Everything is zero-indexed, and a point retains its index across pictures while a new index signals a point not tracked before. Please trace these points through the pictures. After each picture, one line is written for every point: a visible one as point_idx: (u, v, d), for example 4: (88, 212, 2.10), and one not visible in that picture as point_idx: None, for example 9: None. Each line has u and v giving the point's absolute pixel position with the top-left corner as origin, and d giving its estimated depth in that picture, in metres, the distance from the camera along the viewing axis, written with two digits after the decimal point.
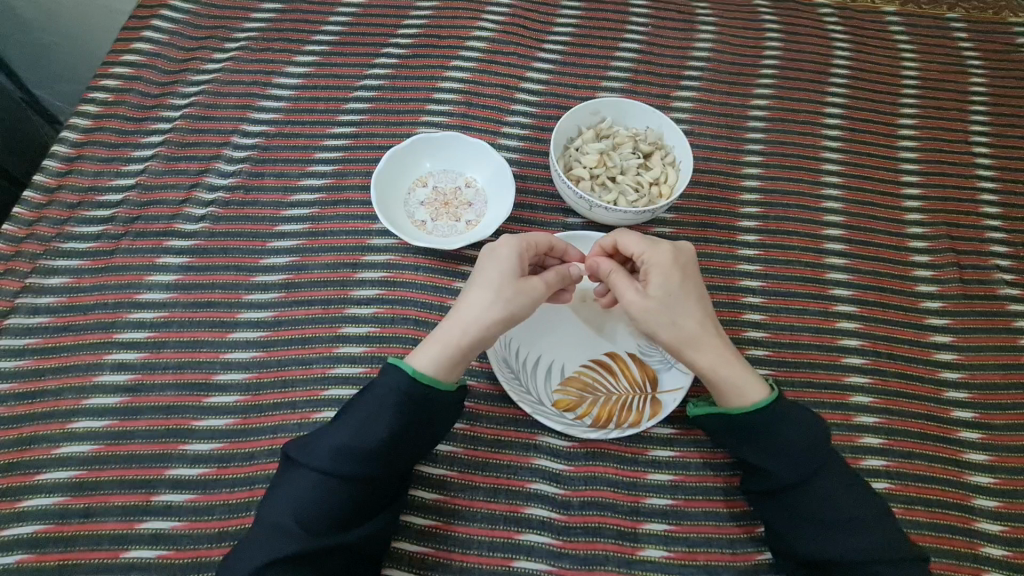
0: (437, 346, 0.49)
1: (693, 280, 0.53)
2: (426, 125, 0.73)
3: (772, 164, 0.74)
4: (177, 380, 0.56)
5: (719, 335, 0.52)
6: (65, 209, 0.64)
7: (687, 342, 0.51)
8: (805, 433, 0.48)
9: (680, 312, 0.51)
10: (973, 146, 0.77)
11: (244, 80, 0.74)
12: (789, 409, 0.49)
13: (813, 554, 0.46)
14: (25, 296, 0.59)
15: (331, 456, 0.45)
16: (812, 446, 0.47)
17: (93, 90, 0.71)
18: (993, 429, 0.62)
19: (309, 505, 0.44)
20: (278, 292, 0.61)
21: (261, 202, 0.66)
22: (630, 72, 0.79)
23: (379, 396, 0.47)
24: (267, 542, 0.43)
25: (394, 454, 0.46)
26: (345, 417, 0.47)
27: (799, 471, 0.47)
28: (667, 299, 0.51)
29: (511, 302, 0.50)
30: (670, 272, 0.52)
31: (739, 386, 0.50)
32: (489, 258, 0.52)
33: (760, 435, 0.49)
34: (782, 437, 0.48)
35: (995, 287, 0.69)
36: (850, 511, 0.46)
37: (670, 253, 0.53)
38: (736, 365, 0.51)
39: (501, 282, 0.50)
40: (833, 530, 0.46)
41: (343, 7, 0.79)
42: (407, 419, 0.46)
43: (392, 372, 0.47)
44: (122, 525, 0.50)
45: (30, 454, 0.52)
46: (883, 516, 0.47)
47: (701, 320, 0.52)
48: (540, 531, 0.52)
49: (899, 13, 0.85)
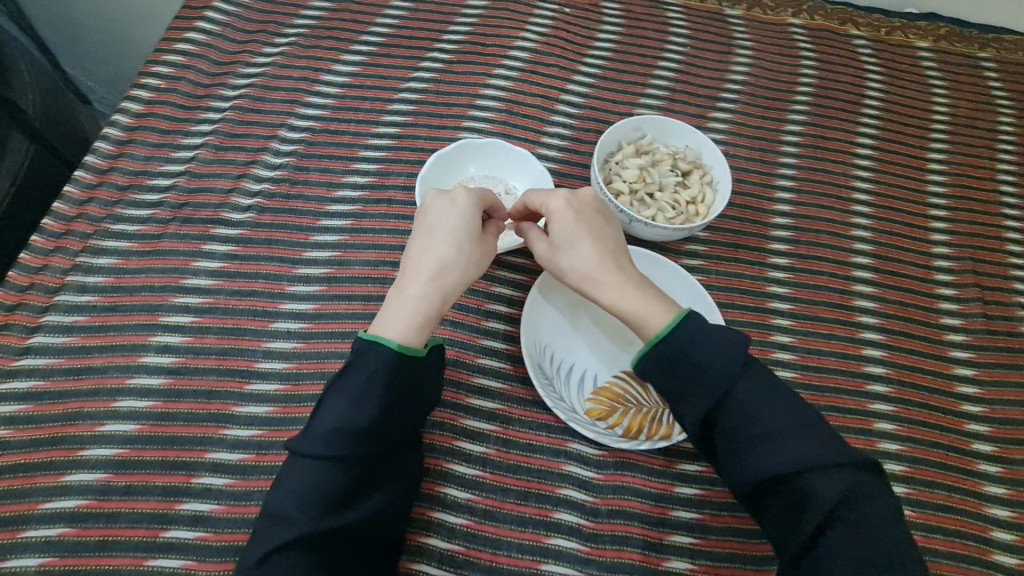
0: (405, 306, 0.50)
1: (590, 221, 0.54)
2: (467, 131, 0.75)
3: (804, 189, 0.76)
4: (219, 366, 0.57)
5: (619, 268, 0.53)
6: (115, 191, 0.65)
7: (592, 282, 0.53)
8: (717, 350, 0.47)
9: (580, 253, 0.53)
10: (1000, 184, 0.79)
11: (292, 75, 0.75)
12: (701, 325, 0.48)
13: (747, 473, 0.45)
14: (75, 274, 0.60)
15: (323, 439, 0.44)
16: (725, 359, 0.47)
17: (146, 76, 0.73)
18: (1013, 463, 0.63)
19: (311, 492, 0.43)
20: (320, 285, 0.62)
21: (305, 195, 0.68)
22: (669, 91, 0.80)
23: (363, 374, 0.46)
24: (275, 534, 0.43)
25: (385, 427, 0.46)
26: (331, 399, 0.46)
27: (717, 386, 0.46)
28: (565, 244, 0.54)
29: (477, 256, 0.54)
30: (564, 218, 0.54)
31: (642, 316, 0.51)
32: (444, 212, 0.54)
33: (679, 357, 0.48)
34: (698, 354, 0.47)
35: (1019, 323, 0.70)
36: (773, 422, 0.45)
37: (565, 199, 0.54)
38: (641, 296, 0.51)
39: (465, 238, 0.53)
40: (759, 444, 0.45)
41: (391, 10, 0.81)
42: (395, 392, 0.46)
43: (371, 348, 0.47)
44: (162, 505, 0.51)
45: (74, 430, 0.53)
46: (810, 422, 0.45)
47: (598, 259, 0.53)
48: (568, 537, 0.53)
49: (931, 49, 0.86)
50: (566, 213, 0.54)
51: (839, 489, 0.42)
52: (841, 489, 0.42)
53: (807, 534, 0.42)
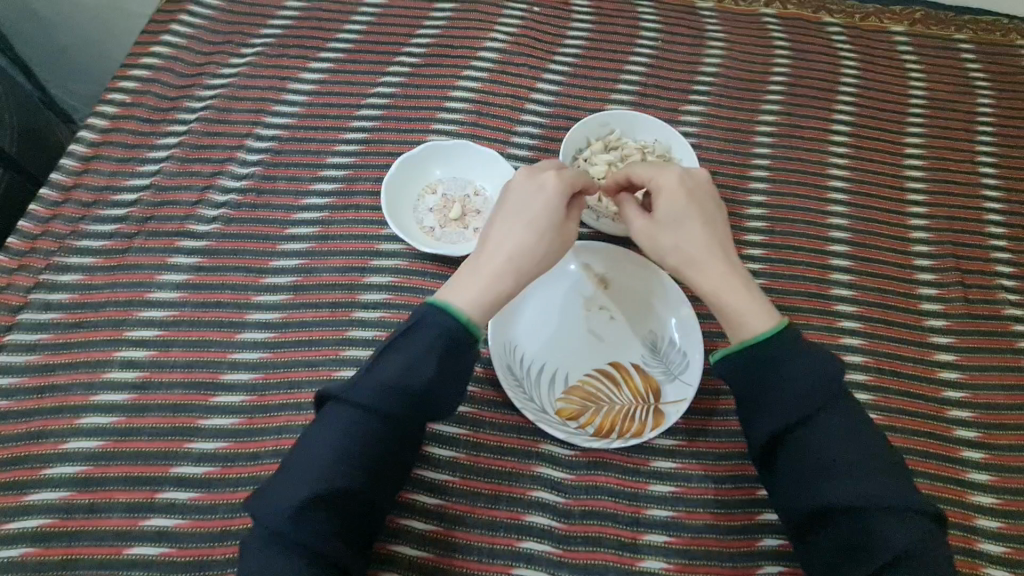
0: (478, 286, 0.49)
1: (701, 204, 0.53)
2: (436, 133, 0.74)
3: (778, 179, 0.75)
4: (184, 379, 0.57)
5: (725, 256, 0.52)
6: (80, 207, 0.65)
7: (692, 267, 0.51)
8: (813, 369, 0.45)
9: (685, 235, 0.52)
10: (979, 166, 0.78)
11: (259, 85, 0.75)
12: (800, 346, 0.47)
13: (813, 497, 0.43)
14: (39, 292, 0.60)
15: (372, 392, 0.44)
16: (821, 383, 0.44)
17: (112, 91, 0.73)
18: (996, 449, 0.62)
19: (346, 443, 0.43)
20: (286, 294, 0.62)
21: (272, 205, 0.67)
22: (640, 86, 0.80)
23: (424, 337, 0.46)
24: (295, 479, 0.42)
25: (433, 399, 0.45)
26: (387, 356, 0.45)
27: (806, 407, 0.44)
28: (671, 224, 0.52)
29: (554, 245, 0.52)
30: (675, 194, 0.52)
31: (743, 311, 0.49)
32: (532, 195, 0.53)
33: (768, 370, 0.46)
34: (788, 371, 0.45)
35: (1000, 306, 0.69)
36: (856, 453, 0.43)
37: (677, 176, 0.53)
38: (741, 290, 0.50)
39: (547, 226, 0.52)
40: (837, 473, 0.43)
41: (359, 15, 0.81)
42: (449, 366, 0.46)
43: (435, 312, 0.47)
44: (125, 522, 0.51)
45: (37, 449, 0.53)
46: (893, 465, 0.44)
47: (704, 244, 0.51)
48: (540, 540, 0.52)
49: (906, 34, 0.86)
50: (677, 192, 0.53)
51: (912, 536, 0.40)
52: (914, 538, 0.40)
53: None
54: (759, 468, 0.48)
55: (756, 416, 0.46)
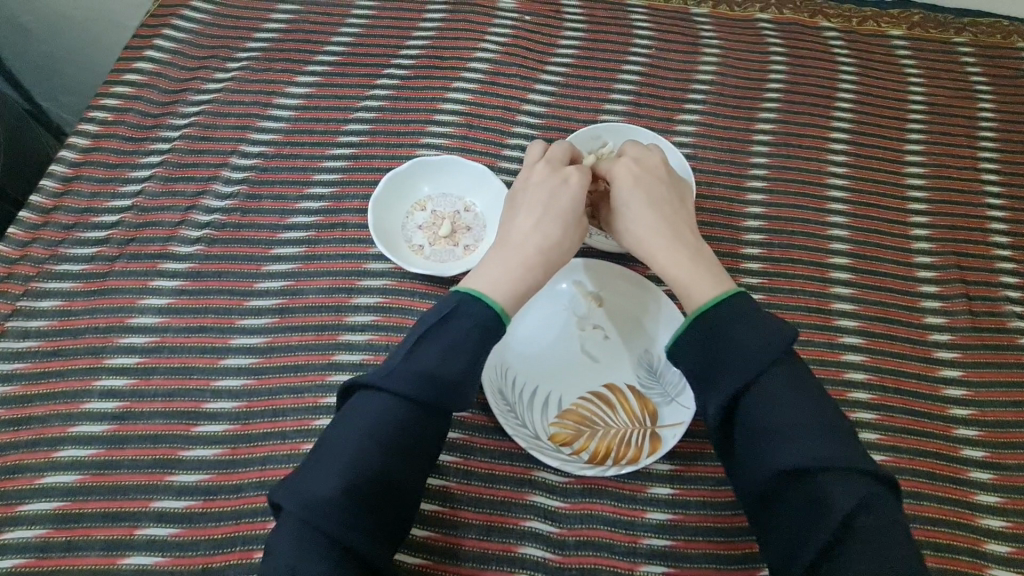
0: (509, 274, 0.50)
1: (648, 186, 0.54)
2: (425, 148, 0.73)
3: (776, 190, 0.73)
4: (166, 409, 0.55)
5: (673, 234, 0.52)
6: (60, 230, 0.63)
7: (642, 246, 0.53)
8: (754, 333, 0.44)
9: (632, 217, 0.54)
10: (981, 173, 0.76)
11: (244, 100, 0.73)
12: (739, 308, 0.46)
13: (763, 466, 0.41)
14: (16, 319, 0.58)
15: (407, 379, 0.43)
16: (761, 345, 0.43)
17: (94, 110, 0.71)
18: (1004, 469, 0.60)
19: (379, 432, 0.41)
20: (271, 317, 0.60)
21: (257, 224, 0.66)
22: (633, 96, 0.78)
23: (459, 326, 0.46)
24: (323, 470, 0.40)
25: (467, 388, 0.45)
26: (422, 344, 0.45)
27: (750, 370, 0.43)
28: (621, 207, 0.54)
29: (577, 238, 0.54)
30: (621, 180, 0.55)
31: (689, 286, 0.49)
32: (557, 189, 0.54)
33: (711, 338, 0.45)
34: (729, 336, 0.44)
35: (1006, 319, 0.67)
36: (800, 416, 0.41)
37: (625, 164, 0.55)
38: (686, 265, 0.50)
39: (573, 219, 0.53)
40: (781, 437, 0.41)
41: (346, 27, 0.79)
42: (483, 354, 0.46)
43: (471, 300, 0.47)
44: (104, 560, 0.49)
45: (14, 484, 0.51)
46: (839, 424, 0.41)
47: (652, 223, 0.53)
48: (533, 573, 0.51)
49: (904, 37, 0.84)
50: (623, 177, 0.55)
51: (856, 495, 0.38)
52: (860, 497, 0.38)
53: (817, 544, 0.39)
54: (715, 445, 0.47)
55: (705, 387, 0.45)
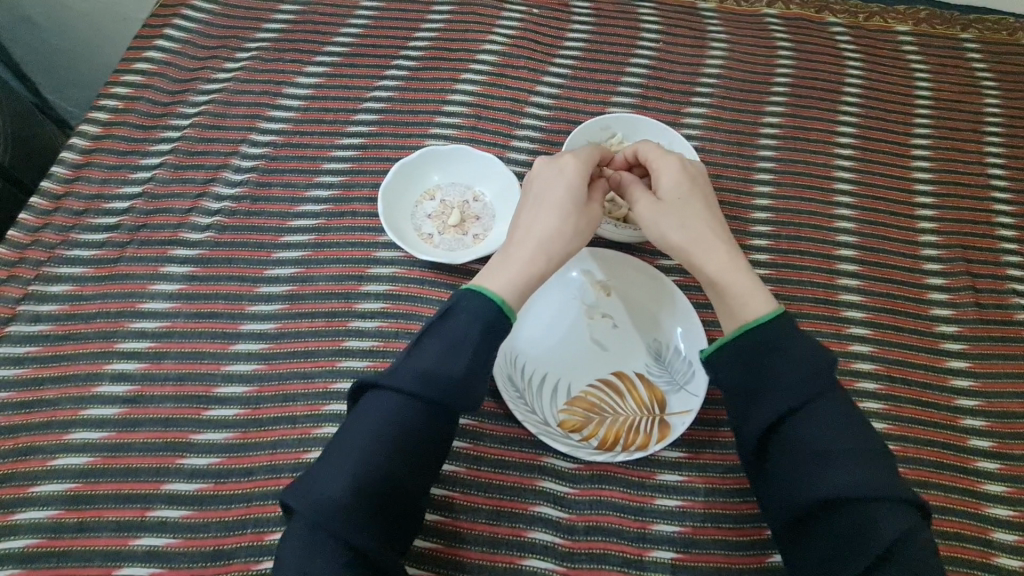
0: (511, 270, 0.49)
1: (704, 192, 0.54)
2: (434, 138, 0.73)
3: (783, 182, 0.73)
4: (176, 393, 0.56)
5: (726, 240, 0.52)
6: (71, 216, 0.64)
7: (699, 246, 0.51)
8: (805, 357, 0.45)
9: (690, 216, 0.52)
10: (988, 168, 0.76)
11: (254, 90, 0.74)
12: (792, 331, 0.46)
13: (806, 490, 0.42)
14: (27, 304, 0.59)
15: (409, 380, 0.44)
16: (812, 369, 0.44)
17: (105, 97, 0.71)
18: (1011, 459, 0.60)
19: (384, 432, 0.42)
20: (281, 303, 0.61)
21: (267, 212, 0.66)
22: (641, 88, 0.78)
23: (461, 323, 0.46)
24: (330, 473, 0.41)
25: (471, 385, 0.44)
26: (423, 343, 0.45)
27: (801, 393, 0.44)
28: (677, 203, 0.53)
29: (581, 227, 0.52)
30: (681, 179, 0.54)
31: (748, 290, 0.49)
32: (554, 181, 0.53)
33: (765, 354, 0.46)
34: (787, 354, 0.45)
35: (1013, 311, 0.67)
36: (846, 442, 0.42)
37: (682, 163, 0.54)
38: (743, 272, 0.50)
39: (572, 208, 0.52)
40: (830, 458, 0.42)
41: (355, 18, 0.79)
42: (487, 350, 0.45)
43: (472, 296, 0.47)
44: (115, 541, 0.50)
45: (26, 465, 0.52)
46: (882, 453, 0.43)
47: (708, 226, 0.52)
48: (543, 557, 0.51)
49: (911, 33, 0.84)
50: (682, 176, 0.54)
51: (899, 524, 0.39)
52: (902, 527, 0.39)
53: (856, 570, 0.40)
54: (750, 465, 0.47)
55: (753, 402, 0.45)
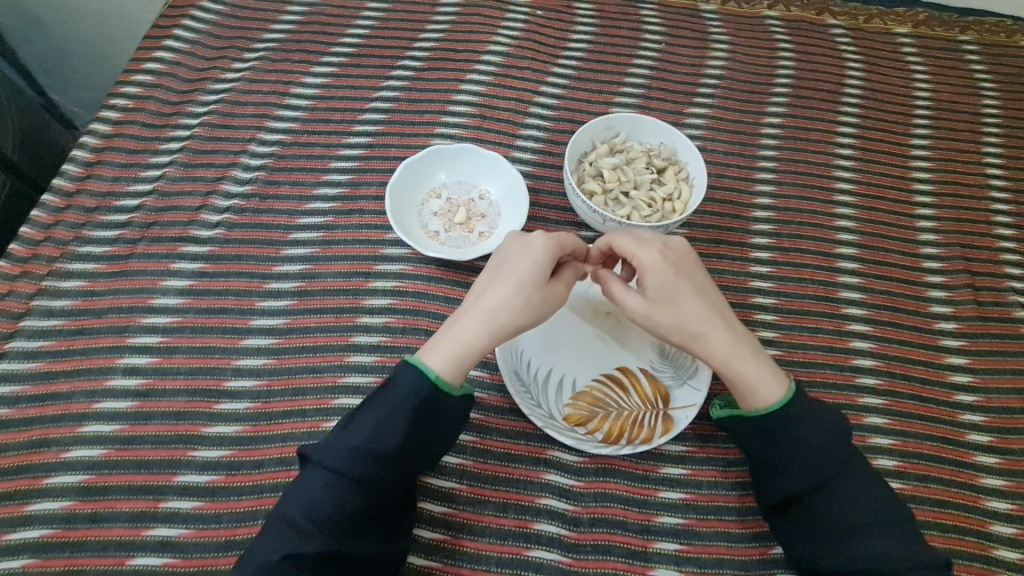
0: (457, 345, 0.48)
1: (691, 274, 0.51)
2: (440, 137, 0.74)
3: (784, 182, 0.74)
4: (187, 387, 0.56)
5: (726, 325, 0.51)
6: (82, 213, 0.64)
7: (701, 341, 0.50)
8: (821, 435, 0.47)
9: (684, 311, 0.50)
10: (986, 168, 0.77)
11: (262, 90, 0.75)
12: (808, 407, 0.48)
13: (829, 560, 0.46)
14: (40, 299, 0.59)
15: (341, 456, 0.44)
16: (829, 448, 0.47)
17: (115, 97, 0.72)
18: (1009, 453, 0.61)
19: (322, 506, 0.43)
20: (290, 299, 0.61)
21: (275, 210, 0.67)
22: (644, 89, 0.79)
23: (395, 397, 0.46)
24: (273, 544, 0.42)
25: (406, 458, 0.45)
26: (358, 417, 0.46)
27: (818, 474, 0.46)
28: (669, 299, 0.50)
29: (537, 301, 0.50)
30: (664, 271, 0.50)
31: (753, 382, 0.49)
32: (519, 255, 0.51)
33: (782, 435, 0.48)
34: (801, 437, 0.47)
35: (1011, 309, 0.68)
36: (865, 515, 0.45)
37: (660, 252, 0.51)
38: (748, 358, 0.50)
39: (528, 283, 0.50)
40: (850, 534, 0.45)
41: (362, 19, 0.80)
42: (423, 423, 0.46)
43: (408, 371, 0.47)
44: (129, 531, 0.50)
45: (40, 457, 0.53)
46: (902, 520, 0.46)
47: (704, 316, 0.50)
48: (549, 548, 0.52)
49: (910, 35, 0.85)
50: (663, 266, 0.51)
51: None
52: None
53: None
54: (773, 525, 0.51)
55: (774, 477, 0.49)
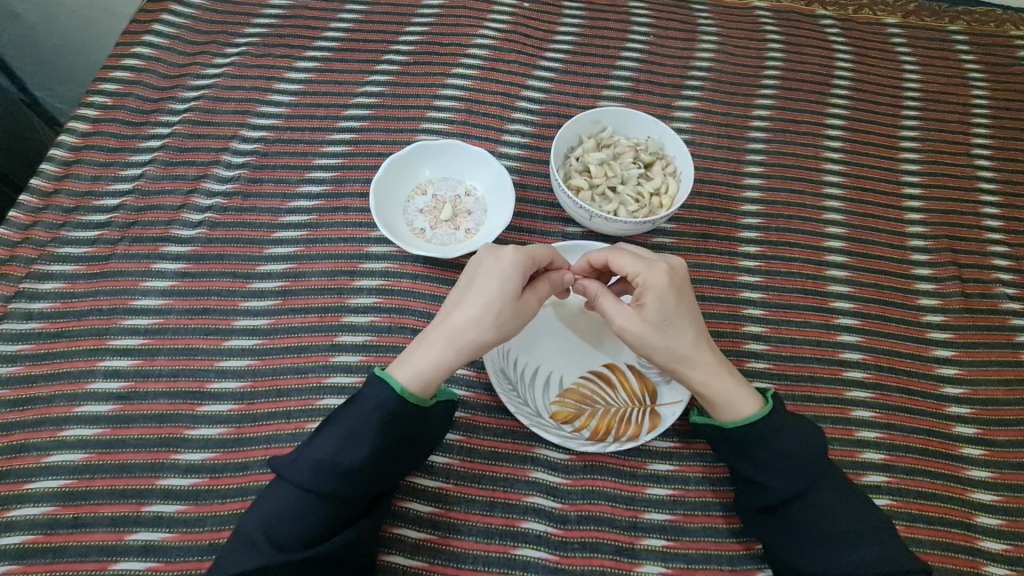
0: (422, 356, 0.48)
1: (688, 300, 0.52)
2: (425, 133, 0.73)
3: (773, 175, 0.74)
4: (170, 388, 0.56)
5: (711, 351, 0.51)
6: (61, 213, 0.63)
7: (687, 364, 0.50)
8: (798, 444, 0.48)
9: (676, 334, 0.50)
10: (974, 159, 0.77)
11: (244, 85, 0.73)
12: (785, 419, 0.49)
13: (811, 567, 0.46)
14: (19, 301, 0.59)
15: (309, 471, 0.44)
16: (809, 458, 0.47)
17: (93, 94, 0.71)
18: (995, 445, 0.61)
19: (281, 519, 0.43)
20: (274, 299, 0.61)
21: (258, 208, 0.66)
22: (631, 82, 0.78)
23: (364, 409, 0.46)
24: (239, 554, 0.43)
25: (374, 471, 0.45)
26: (327, 430, 0.46)
27: (799, 483, 0.47)
28: (663, 320, 0.50)
29: (507, 318, 0.49)
30: (665, 295, 0.50)
31: (731, 402, 0.50)
32: (491, 269, 0.50)
33: (756, 448, 0.48)
34: (782, 448, 0.47)
35: (998, 301, 0.69)
36: (843, 522, 0.46)
37: (667, 274, 0.51)
38: (729, 379, 0.51)
39: (499, 299, 0.49)
40: (830, 541, 0.45)
41: (346, 13, 0.79)
42: (390, 435, 0.46)
43: (376, 384, 0.47)
44: (111, 536, 0.50)
45: (20, 462, 0.52)
46: (880, 526, 0.46)
47: (695, 341, 0.51)
48: (536, 547, 0.52)
49: (900, 25, 0.85)
50: (666, 290, 0.51)
51: None
52: None
53: None
54: (753, 532, 0.51)
55: (757, 491, 0.49)
